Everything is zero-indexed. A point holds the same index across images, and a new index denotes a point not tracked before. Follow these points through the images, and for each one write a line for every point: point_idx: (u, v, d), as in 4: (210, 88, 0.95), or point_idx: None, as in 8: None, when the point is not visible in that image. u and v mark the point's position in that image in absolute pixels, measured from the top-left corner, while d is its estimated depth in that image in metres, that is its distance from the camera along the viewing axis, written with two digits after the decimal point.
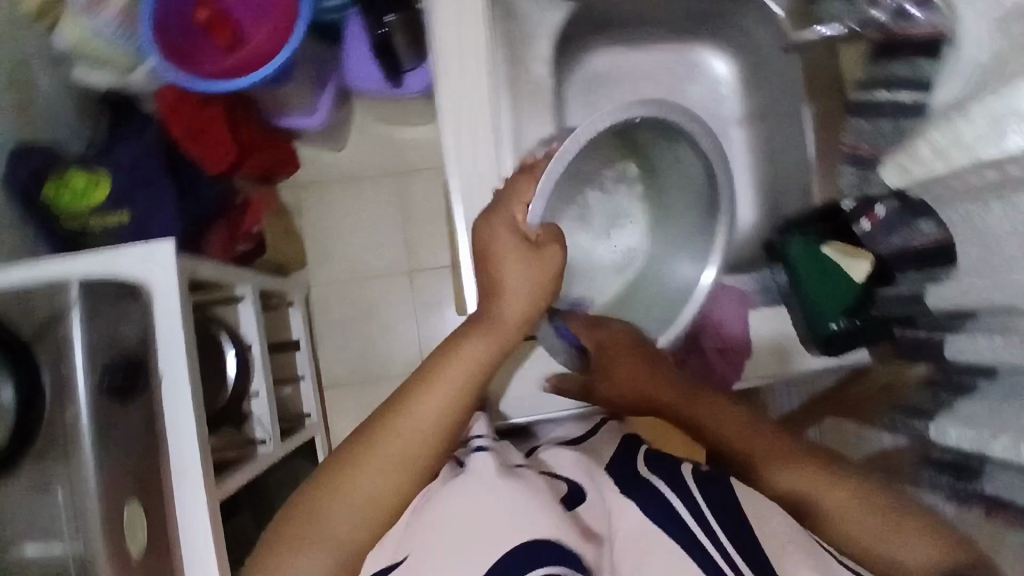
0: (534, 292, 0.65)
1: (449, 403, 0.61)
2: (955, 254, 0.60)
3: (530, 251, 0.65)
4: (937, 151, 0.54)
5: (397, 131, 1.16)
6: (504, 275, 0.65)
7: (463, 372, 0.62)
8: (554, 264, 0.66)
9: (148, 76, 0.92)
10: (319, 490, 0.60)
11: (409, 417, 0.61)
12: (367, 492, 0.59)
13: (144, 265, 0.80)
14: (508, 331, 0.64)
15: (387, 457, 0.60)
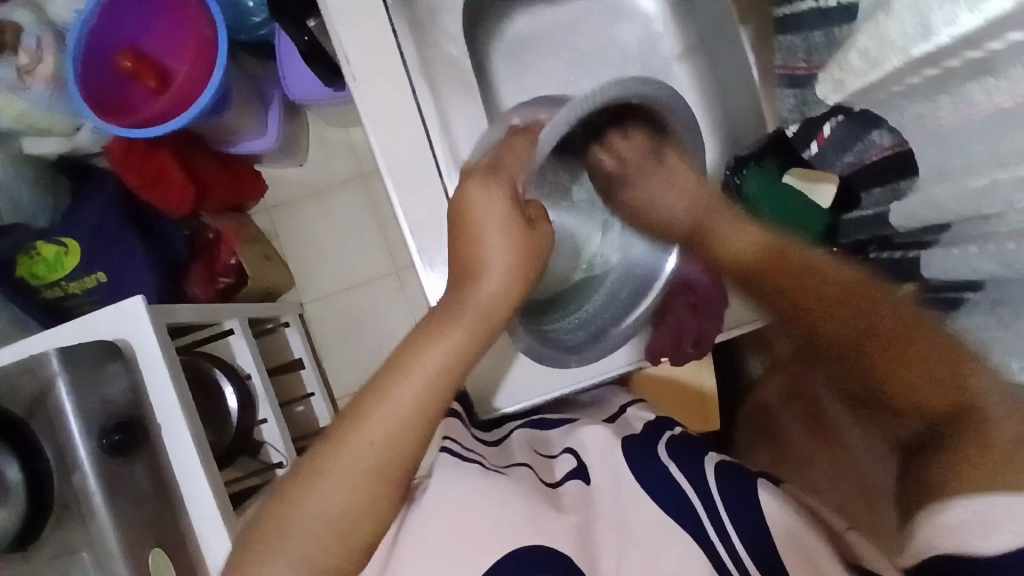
0: (514, 269, 0.57)
1: (423, 399, 0.55)
2: (916, 165, 0.54)
3: (516, 225, 0.58)
4: (865, 57, 0.47)
5: (354, 132, 1.18)
6: (482, 249, 0.57)
7: (433, 362, 0.55)
8: (546, 242, 0.59)
9: (93, 136, 0.93)
10: (284, 499, 0.54)
11: (379, 415, 0.54)
12: (332, 501, 0.53)
13: (119, 323, 0.82)
14: (486, 315, 0.57)
15: (352, 466, 0.54)
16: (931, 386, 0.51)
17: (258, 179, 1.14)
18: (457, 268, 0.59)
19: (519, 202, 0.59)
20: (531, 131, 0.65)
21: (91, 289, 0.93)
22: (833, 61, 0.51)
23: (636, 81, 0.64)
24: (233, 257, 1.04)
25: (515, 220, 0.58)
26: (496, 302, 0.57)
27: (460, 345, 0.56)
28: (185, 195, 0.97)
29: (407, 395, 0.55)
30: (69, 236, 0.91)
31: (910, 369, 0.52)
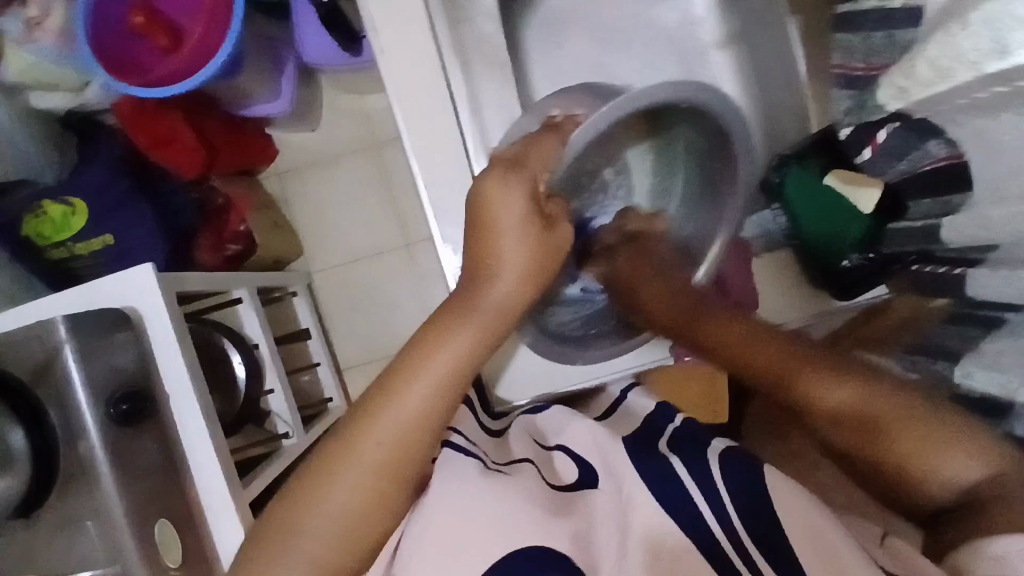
0: (528, 272, 0.58)
1: (437, 399, 0.54)
2: (971, 178, 0.51)
3: (534, 227, 0.58)
4: (937, 66, 0.45)
5: (370, 99, 1.15)
6: (496, 245, 0.57)
7: (445, 357, 0.55)
8: (562, 243, 0.61)
9: (101, 94, 0.89)
10: (291, 500, 0.53)
11: (392, 415, 0.53)
12: (343, 503, 0.52)
13: (123, 290, 0.79)
14: (499, 317, 0.57)
15: (365, 463, 0.53)
16: (912, 461, 0.52)
17: (269, 146, 1.12)
18: (469, 261, 0.59)
19: (538, 201, 0.59)
20: (561, 129, 0.64)
21: (98, 252, 0.90)
22: (899, 67, 0.48)
23: (681, 86, 0.64)
24: (242, 224, 1.02)
25: (532, 221, 0.58)
26: (508, 297, 0.58)
27: (473, 344, 0.56)
28: (194, 158, 0.94)
29: (417, 393, 0.54)
30: (75, 194, 0.88)
31: (896, 453, 0.53)
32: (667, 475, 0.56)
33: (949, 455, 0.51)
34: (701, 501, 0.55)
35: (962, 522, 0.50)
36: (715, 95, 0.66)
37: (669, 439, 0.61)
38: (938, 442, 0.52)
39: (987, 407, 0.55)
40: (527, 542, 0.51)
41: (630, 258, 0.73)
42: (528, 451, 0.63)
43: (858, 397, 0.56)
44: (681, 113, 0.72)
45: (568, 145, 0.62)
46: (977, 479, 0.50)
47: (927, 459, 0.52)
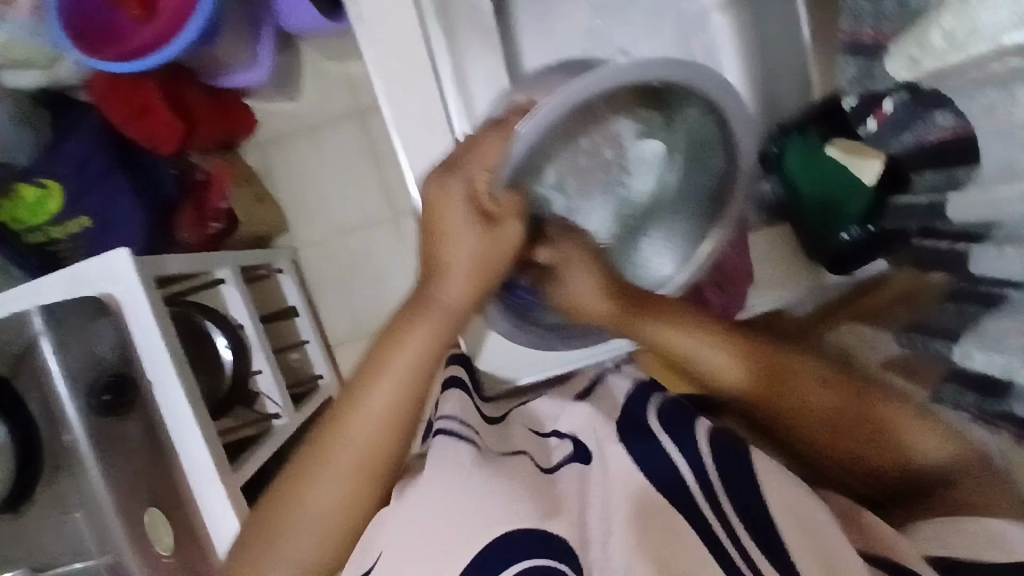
0: (477, 270, 0.56)
1: (396, 404, 0.55)
2: (978, 152, 0.49)
3: (475, 225, 0.56)
4: (949, 37, 0.42)
5: (351, 66, 1.11)
6: (445, 248, 0.56)
7: (405, 361, 0.55)
8: (512, 239, 0.57)
9: (74, 68, 0.86)
10: (272, 504, 0.55)
11: (353, 425, 0.54)
12: (319, 507, 0.54)
13: (105, 275, 0.74)
14: (455, 315, 0.57)
15: (336, 468, 0.54)
16: (880, 432, 0.60)
17: (248, 115, 1.08)
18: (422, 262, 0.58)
19: (482, 199, 0.56)
20: (509, 124, 0.57)
21: (75, 234, 0.88)
22: (909, 36, 0.45)
23: (655, 63, 0.54)
24: (224, 201, 1.00)
25: (475, 222, 0.56)
26: (464, 299, 0.57)
27: (429, 344, 0.56)
28: (173, 131, 0.90)
29: (379, 399, 0.55)
30: (48, 175, 0.84)
31: (863, 427, 0.60)
32: (667, 456, 0.55)
33: (923, 440, 0.58)
34: (685, 469, 0.54)
35: (942, 505, 0.56)
36: (692, 70, 0.56)
37: (653, 411, 0.60)
38: (912, 422, 0.59)
39: (986, 386, 0.53)
40: (520, 526, 0.50)
41: (586, 258, 0.65)
42: (525, 442, 0.63)
43: (827, 378, 0.63)
44: (671, 96, 0.62)
45: (515, 141, 0.54)
46: (948, 461, 0.57)
47: (901, 440, 0.59)
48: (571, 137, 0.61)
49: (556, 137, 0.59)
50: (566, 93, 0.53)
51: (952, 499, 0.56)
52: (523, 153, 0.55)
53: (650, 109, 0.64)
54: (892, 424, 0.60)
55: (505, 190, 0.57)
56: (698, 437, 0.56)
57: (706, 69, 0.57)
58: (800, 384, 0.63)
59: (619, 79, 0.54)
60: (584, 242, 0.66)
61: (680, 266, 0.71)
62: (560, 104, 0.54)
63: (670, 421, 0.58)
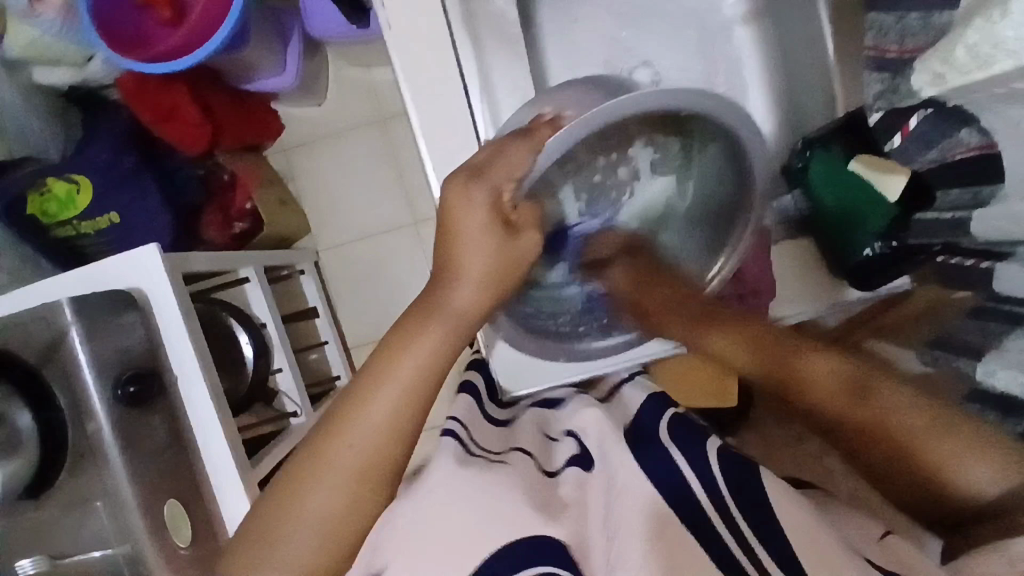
0: (494, 279, 0.57)
1: (404, 405, 0.55)
2: (1002, 169, 0.49)
3: (496, 235, 0.56)
4: (973, 53, 0.42)
5: (376, 73, 1.13)
6: (456, 256, 0.56)
7: (415, 365, 0.56)
8: (530, 250, 0.58)
9: (105, 68, 0.89)
10: (274, 501, 0.55)
11: (360, 423, 0.55)
12: (319, 508, 0.54)
13: (134, 270, 0.78)
14: (466, 320, 0.57)
15: (340, 469, 0.54)
16: (911, 449, 0.56)
17: (275, 119, 1.10)
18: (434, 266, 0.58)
19: (503, 209, 0.56)
20: (538, 133, 0.58)
21: (104, 230, 0.89)
22: (935, 53, 0.46)
23: (680, 92, 0.54)
24: (248, 202, 1.01)
25: (496, 231, 0.56)
26: (475, 307, 0.57)
27: (440, 351, 0.56)
28: (200, 133, 0.92)
29: (387, 402, 0.55)
30: (78, 172, 0.86)
31: (897, 443, 0.56)
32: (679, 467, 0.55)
33: (968, 460, 0.53)
34: (692, 476, 0.55)
35: (989, 528, 0.51)
36: (714, 98, 0.56)
37: (665, 425, 0.60)
38: (949, 431, 0.55)
39: (1008, 405, 0.53)
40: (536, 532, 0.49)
41: (626, 268, 0.69)
42: (532, 445, 0.64)
43: (856, 385, 0.60)
44: (696, 128, 0.62)
45: (540, 155, 0.56)
46: (996, 486, 0.52)
47: (942, 457, 0.54)
48: (591, 159, 0.62)
49: (584, 152, 0.60)
50: (595, 116, 0.55)
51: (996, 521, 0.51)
52: (553, 157, 0.56)
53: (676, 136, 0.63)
54: (930, 436, 0.55)
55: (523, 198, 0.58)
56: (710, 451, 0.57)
57: (723, 95, 0.56)
58: (809, 388, 0.62)
59: (646, 103, 0.54)
60: (632, 265, 0.69)
61: (703, 277, 0.70)
62: (587, 124, 0.55)
63: (681, 431, 0.59)
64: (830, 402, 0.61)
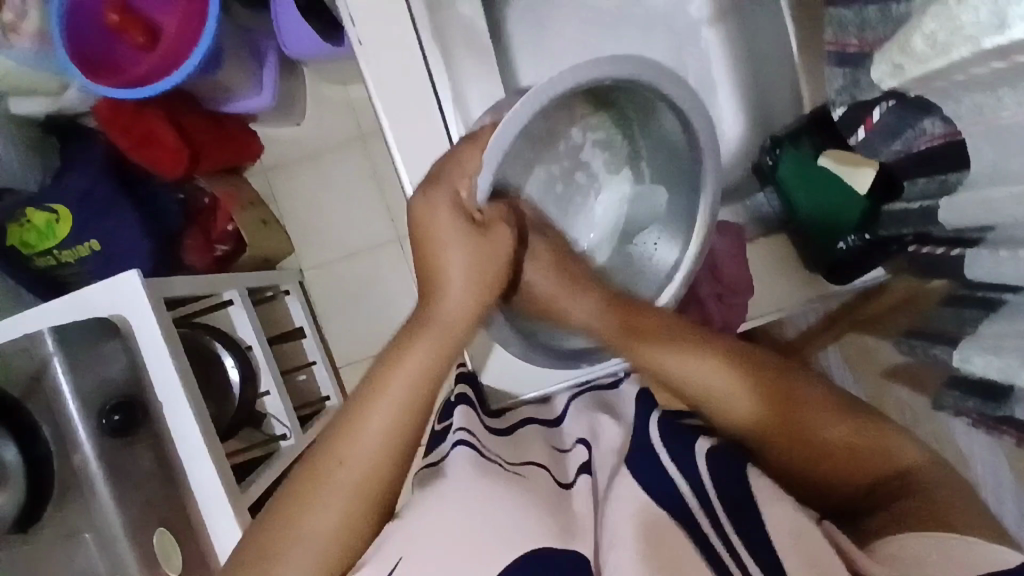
0: (476, 279, 0.58)
1: (399, 416, 0.55)
2: (969, 157, 0.50)
3: (462, 232, 0.58)
4: (930, 41, 0.43)
5: (353, 91, 1.14)
6: (445, 258, 0.58)
7: (408, 374, 0.55)
8: (502, 247, 0.60)
9: (81, 95, 0.89)
10: (265, 526, 0.53)
11: (356, 437, 0.54)
12: (317, 528, 0.52)
13: (115, 295, 0.77)
14: (456, 329, 0.58)
15: (336, 486, 0.53)
16: (852, 445, 0.58)
17: (254, 141, 1.11)
18: (422, 278, 0.60)
19: (467, 208, 0.58)
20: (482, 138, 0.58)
21: (85, 258, 0.89)
22: (893, 43, 0.47)
23: (601, 62, 0.56)
24: (230, 223, 1.01)
25: (462, 226, 0.58)
26: (465, 309, 0.58)
27: (431, 360, 0.56)
28: (180, 157, 0.92)
29: (382, 415, 0.54)
30: (59, 202, 0.87)
31: (838, 440, 0.59)
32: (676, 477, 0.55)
33: (902, 448, 0.57)
34: (685, 485, 0.55)
35: (904, 504, 0.53)
36: (642, 62, 0.57)
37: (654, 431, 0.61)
38: (898, 439, 0.58)
39: (987, 390, 0.52)
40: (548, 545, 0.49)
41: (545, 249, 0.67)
42: (543, 455, 0.63)
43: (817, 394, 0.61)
44: (623, 99, 0.66)
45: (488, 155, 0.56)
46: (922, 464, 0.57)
47: (879, 449, 0.58)
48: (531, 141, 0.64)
49: (524, 142, 0.63)
50: (524, 106, 0.55)
51: (917, 505, 0.53)
52: (496, 162, 0.56)
53: (607, 110, 0.69)
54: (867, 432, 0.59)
55: (486, 201, 0.59)
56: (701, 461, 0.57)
57: (651, 65, 0.58)
58: (797, 391, 0.61)
59: (565, 86, 0.55)
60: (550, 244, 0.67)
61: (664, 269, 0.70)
62: (524, 115, 0.55)
63: (669, 435, 0.59)
64: (782, 405, 0.60)
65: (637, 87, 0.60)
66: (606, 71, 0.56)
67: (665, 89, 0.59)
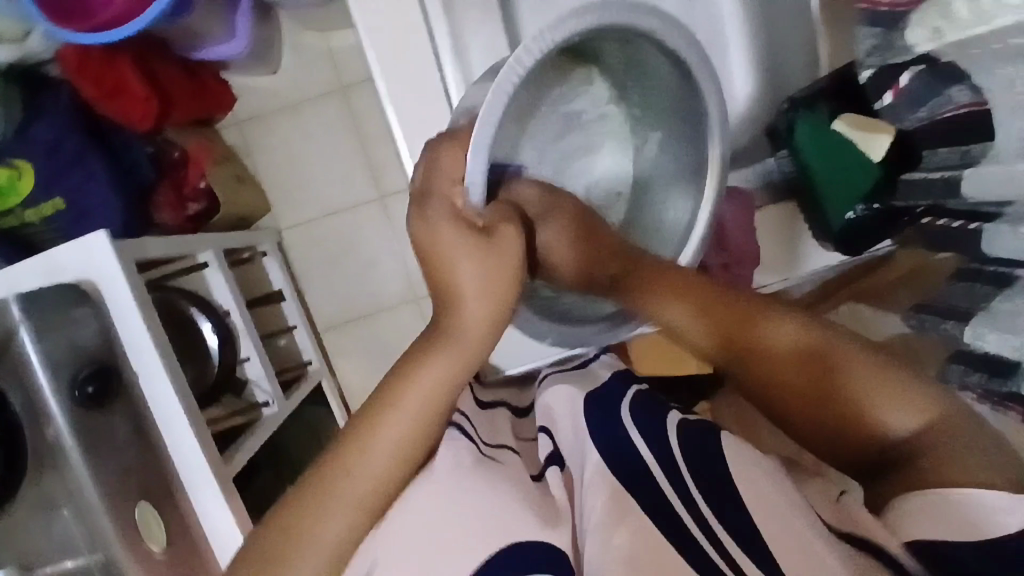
0: (489, 285, 0.53)
1: (415, 431, 0.52)
2: (994, 129, 0.48)
3: (466, 241, 0.53)
4: (974, 10, 0.46)
5: (332, 39, 1.08)
6: (456, 272, 0.53)
7: (425, 387, 0.52)
8: (512, 250, 0.54)
9: (42, 43, 0.81)
10: (272, 528, 0.49)
11: (369, 453, 0.51)
12: (324, 534, 0.48)
13: (85, 261, 0.71)
14: (477, 344, 0.53)
15: (348, 494, 0.49)
16: (827, 397, 0.53)
17: (228, 91, 1.04)
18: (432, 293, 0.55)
19: (467, 216, 0.54)
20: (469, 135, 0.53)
21: (50, 218, 0.84)
22: (929, 7, 0.49)
23: (567, 20, 0.50)
24: (202, 180, 0.97)
25: (464, 236, 0.53)
26: (487, 320, 0.54)
27: (449, 373, 0.52)
28: (148, 109, 0.86)
29: (398, 424, 0.51)
30: (20, 157, 0.80)
31: (826, 394, 0.53)
32: (640, 449, 0.51)
33: (895, 405, 0.51)
34: (651, 458, 0.50)
35: (905, 474, 0.49)
36: (610, 7, 0.52)
37: (625, 407, 0.55)
38: (881, 380, 0.52)
39: (994, 366, 0.53)
40: (522, 540, 0.45)
41: (562, 223, 0.60)
42: (513, 438, 0.61)
43: (803, 340, 0.56)
44: (608, 49, 0.60)
45: (472, 142, 0.51)
46: (916, 428, 0.50)
47: (872, 399, 0.52)
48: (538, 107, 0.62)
49: (518, 110, 0.57)
50: (507, 91, 0.50)
51: (928, 470, 0.48)
52: (483, 150, 0.51)
53: (590, 67, 0.64)
54: (856, 388, 0.53)
55: (485, 204, 0.54)
56: (670, 433, 0.53)
57: (629, 3, 0.53)
58: (765, 344, 0.57)
59: (538, 50, 0.49)
60: (568, 209, 0.61)
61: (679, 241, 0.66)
62: (524, 66, 0.49)
63: (640, 414, 0.54)
64: (768, 350, 0.56)
65: (630, 36, 0.56)
66: (584, 7, 0.50)
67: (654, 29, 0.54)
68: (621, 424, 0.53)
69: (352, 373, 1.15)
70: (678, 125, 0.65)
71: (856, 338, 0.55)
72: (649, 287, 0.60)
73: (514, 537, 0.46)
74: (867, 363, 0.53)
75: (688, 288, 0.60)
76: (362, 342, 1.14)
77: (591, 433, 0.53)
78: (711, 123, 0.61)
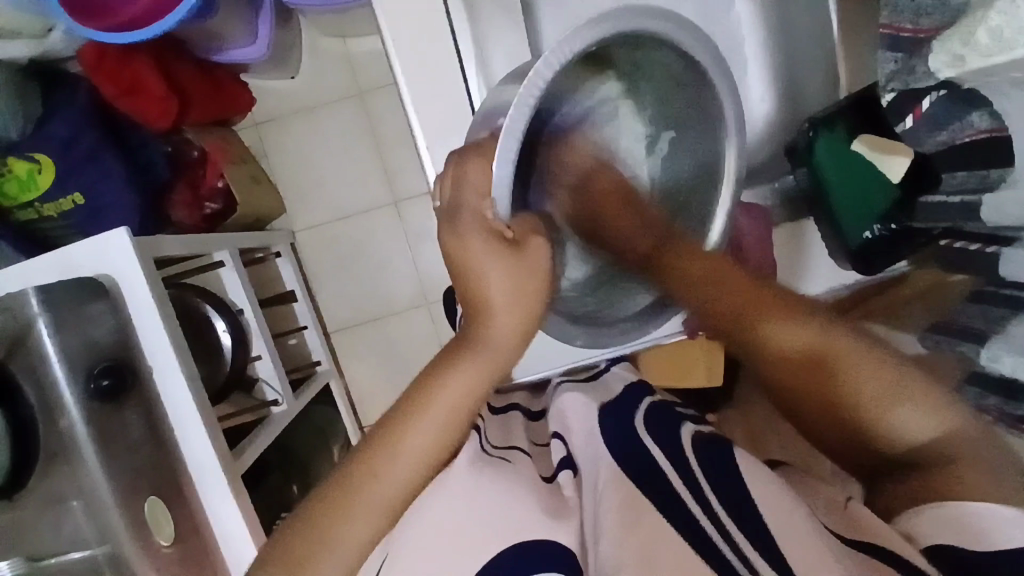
0: (516, 297, 0.53)
1: (441, 439, 0.52)
2: (1012, 153, 0.49)
3: (494, 251, 0.52)
4: (996, 36, 0.43)
5: (350, 43, 1.09)
6: (484, 289, 0.53)
7: (450, 395, 0.53)
8: (538, 262, 0.54)
9: (65, 40, 0.82)
10: (297, 528, 0.50)
11: (398, 459, 0.51)
12: (350, 535, 0.49)
13: (103, 256, 0.72)
14: (503, 355, 0.54)
15: (375, 498, 0.50)
16: (837, 403, 0.55)
17: (246, 92, 1.05)
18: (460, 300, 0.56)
19: (495, 226, 0.53)
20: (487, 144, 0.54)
21: (69, 211, 0.84)
22: (954, 33, 0.46)
23: (582, 29, 0.50)
24: (219, 179, 0.97)
25: (494, 248, 0.53)
26: (513, 333, 0.54)
27: (478, 383, 0.53)
28: (167, 108, 0.87)
29: (425, 430, 0.52)
30: (41, 151, 0.81)
31: (833, 398, 0.55)
32: (652, 451, 0.51)
33: (906, 410, 0.53)
34: (662, 459, 0.50)
35: (918, 479, 0.51)
36: (619, 14, 0.51)
37: (640, 416, 0.56)
38: (889, 387, 0.54)
39: (1009, 389, 0.54)
40: (528, 538, 0.45)
41: (608, 190, 0.64)
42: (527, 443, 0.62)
43: (810, 344, 0.57)
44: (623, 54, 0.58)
45: (502, 139, 0.49)
46: (925, 437, 0.52)
47: (878, 405, 0.54)
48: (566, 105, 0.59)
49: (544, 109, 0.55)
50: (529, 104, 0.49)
51: (937, 480, 0.50)
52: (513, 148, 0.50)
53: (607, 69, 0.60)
54: (869, 394, 0.54)
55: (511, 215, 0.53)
56: (682, 442, 0.53)
57: (638, 8, 0.53)
58: (771, 337, 0.58)
59: (559, 58, 0.49)
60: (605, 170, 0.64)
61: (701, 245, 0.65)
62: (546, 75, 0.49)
63: (653, 421, 0.56)
64: (780, 348, 0.58)
65: (640, 40, 0.55)
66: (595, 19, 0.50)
67: (665, 32, 0.54)
68: (637, 434, 0.53)
69: (359, 374, 1.15)
70: (694, 131, 0.64)
71: (869, 342, 0.56)
72: (683, 265, 0.63)
73: (527, 536, 0.45)
74: (877, 370, 0.54)
75: (727, 270, 0.62)
76: (370, 344, 1.15)
77: (605, 442, 0.54)
78: (728, 130, 0.61)
